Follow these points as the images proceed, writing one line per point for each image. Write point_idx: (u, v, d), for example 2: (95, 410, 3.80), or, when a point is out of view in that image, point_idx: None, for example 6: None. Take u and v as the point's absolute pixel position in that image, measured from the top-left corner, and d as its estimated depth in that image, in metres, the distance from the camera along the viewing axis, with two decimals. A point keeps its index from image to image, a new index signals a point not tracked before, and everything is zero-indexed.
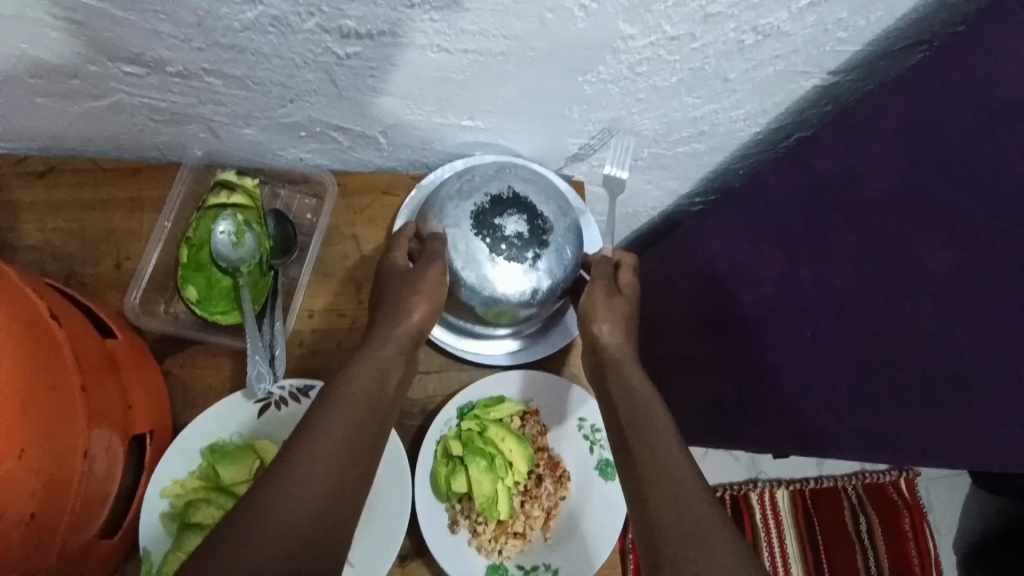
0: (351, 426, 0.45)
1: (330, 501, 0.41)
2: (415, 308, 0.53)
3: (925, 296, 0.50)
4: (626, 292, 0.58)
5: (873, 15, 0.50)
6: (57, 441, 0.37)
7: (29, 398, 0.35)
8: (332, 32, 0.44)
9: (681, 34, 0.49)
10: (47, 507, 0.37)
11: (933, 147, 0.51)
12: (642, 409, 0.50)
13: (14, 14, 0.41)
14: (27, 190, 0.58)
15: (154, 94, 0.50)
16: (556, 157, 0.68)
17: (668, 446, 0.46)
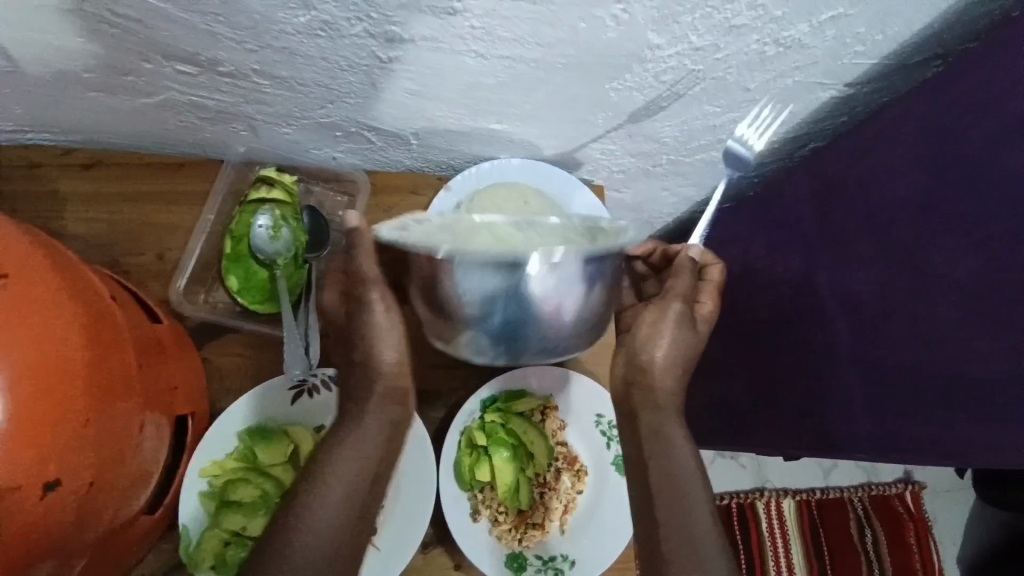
0: (362, 459, 0.49)
1: (348, 530, 0.47)
2: (385, 351, 0.52)
3: (950, 306, 0.58)
4: (699, 329, 0.56)
5: (890, 30, 0.52)
6: (113, 414, 0.39)
7: (95, 374, 0.37)
8: (378, 37, 0.46)
9: (706, 45, 0.51)
10: (102, 480, 0.39)
11: (943, 163, 0.59)
12: (659, 412, 0.53)
13: (77, 11, 0.43)
14: (77, 182, 0.60)
15: (203, 92, 0.53)
16: (576, 163, 0.71)
17: (678, 448, 0.51)
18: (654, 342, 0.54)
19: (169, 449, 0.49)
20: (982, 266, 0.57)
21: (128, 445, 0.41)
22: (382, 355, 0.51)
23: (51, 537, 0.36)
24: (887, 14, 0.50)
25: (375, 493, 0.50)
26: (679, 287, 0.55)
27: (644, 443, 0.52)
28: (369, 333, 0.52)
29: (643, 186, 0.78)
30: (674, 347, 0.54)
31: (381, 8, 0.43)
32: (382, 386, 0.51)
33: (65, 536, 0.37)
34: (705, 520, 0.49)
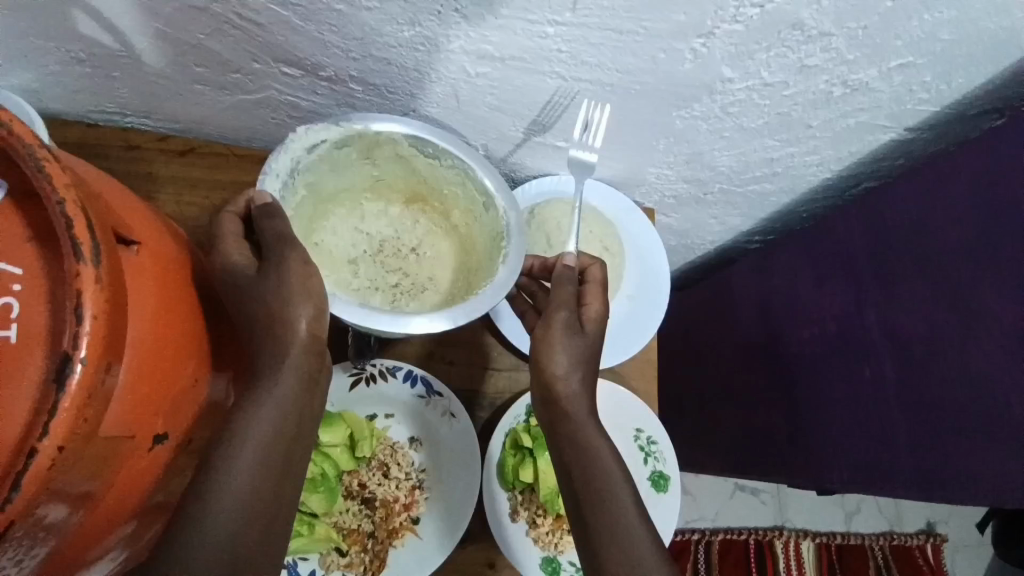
0: (271, 426, 0.41)
1: (268, 492, 0.42)
2: (300, 313, 0.42)
3: (991, 341, 0.58)
4: (589, 332, 0.51)
5: (955, 81, 0.54)
6: (191, 370, 0.37)
7: (194, 340, 0.38)
8: (471, 54, 0.50)
9: (776, 81, 0.54)
10: (173, 438, 0.36)
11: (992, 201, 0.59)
12: (565, 422, 0.50)
13: (208, 10, 0.47)
14: (170, 166, 0.65)
15: (300, 93, 0.57)
16: (631, 185, 0.74)
17: (600, 457, 0.49)
18: (545, 351, 0.50)
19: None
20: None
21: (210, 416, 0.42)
22: (294, 317, 0.42)
23: (132, 497, 0.35)
24: (956, 66, 0.52)
25: (294, 456, 0.44)
26: (559, 298, 0.51)
27: (566, 456, 0.49)
28: (281, 291, 0.42)
29: (692, 213, 0.81)
30: (565, 357, 0.50)
31: (481, 28, 0.47)
32: (299, 346, 0.42)
33: (147, 499, 0.37)
34: (644, 534, 0.46)
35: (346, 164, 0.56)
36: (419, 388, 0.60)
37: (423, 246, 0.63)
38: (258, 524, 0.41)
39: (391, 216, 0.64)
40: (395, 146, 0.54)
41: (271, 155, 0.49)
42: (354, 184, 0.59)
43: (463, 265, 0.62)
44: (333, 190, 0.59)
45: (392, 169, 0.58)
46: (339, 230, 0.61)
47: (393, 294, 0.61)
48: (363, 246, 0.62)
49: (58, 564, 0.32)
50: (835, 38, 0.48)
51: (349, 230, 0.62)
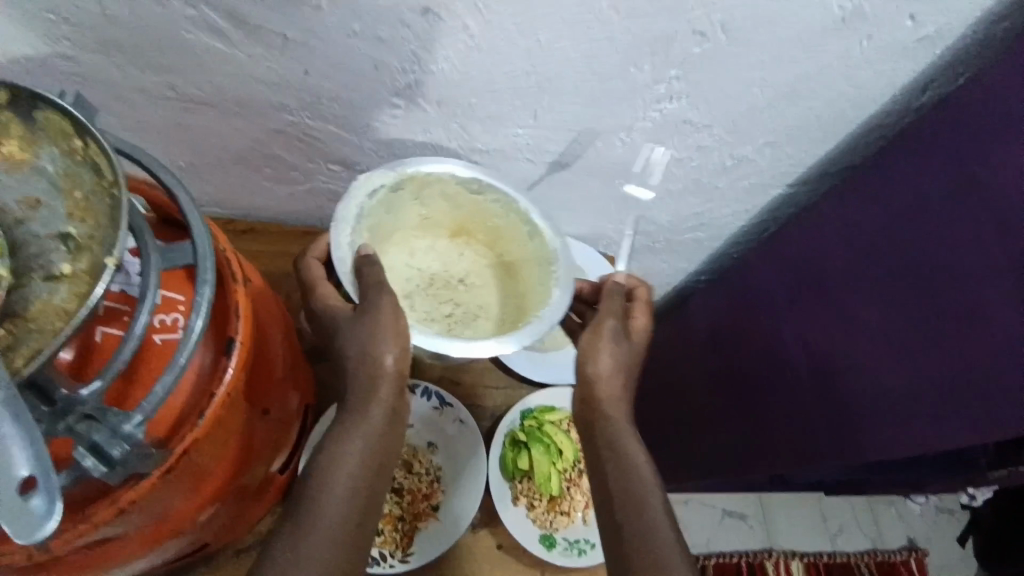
0: (361, 450, 0.55)
1: (360, 501, 0.55)
2: (384, 355, 0.56)
3: (874, 341, 0.68)
4: (632, 341, 0.67)
5: (811, 151, 0.76)
6: (274, 376, 0.54)
7: (279, 357, 0.55)
8: (465, 150, 0.71)
9: (684, 157, 0.75)
10: (260, 426, 0.53)
11: (896, 213, 0.68)
12: (610, 430, 0.63)
13: (281, 130, 0.69)
14: (235, 241, 0.85)
15: (340, 182, 0.78)
16: (594, 238, 0.94)
17: (635, 466, 0.61)
18: (594, 352, 0.65)
19: (296, 428, 0.65)
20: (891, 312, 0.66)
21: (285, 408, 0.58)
22: (379, 360, 0.56)
23: (234, 467, 0.51)
24: (806, 142, 0.74)
25: (380, 474, 0.57)
26: (610, 309, 0.68)
27: (606, 461, 0.62)
28: (372, 337, 0.56)
29: (647, 259, 1.01)
30: (611, 359, 0.65)
31: (472, 134, 0.69)
32: (382, 385, 0.57)
33: (240, 472, 0.52)
34: (665, 526, 0.57)
35: (403, 206, 0.70)
36: (434, 401, 0.75)
37: (468, 276, 0.78)
38: (353, 520, 0.54)
39: (436, 250, 0.78)
40: (442, 187, 0.69)
41: (342, 205, 0.62)
42: (408, 224, 0.73)
43: (506, 289, 0.76)
44: (391, 231, 0.72)
45: (439, 208, 0.73)
46: (397, 263, 0.74)
47: (449, 320, 0.74)
48: (415, 277, 0.75)
49: (186, 507, 0.48)
50: (715, 128, 0.70)
51: (404, 264, 0.75)
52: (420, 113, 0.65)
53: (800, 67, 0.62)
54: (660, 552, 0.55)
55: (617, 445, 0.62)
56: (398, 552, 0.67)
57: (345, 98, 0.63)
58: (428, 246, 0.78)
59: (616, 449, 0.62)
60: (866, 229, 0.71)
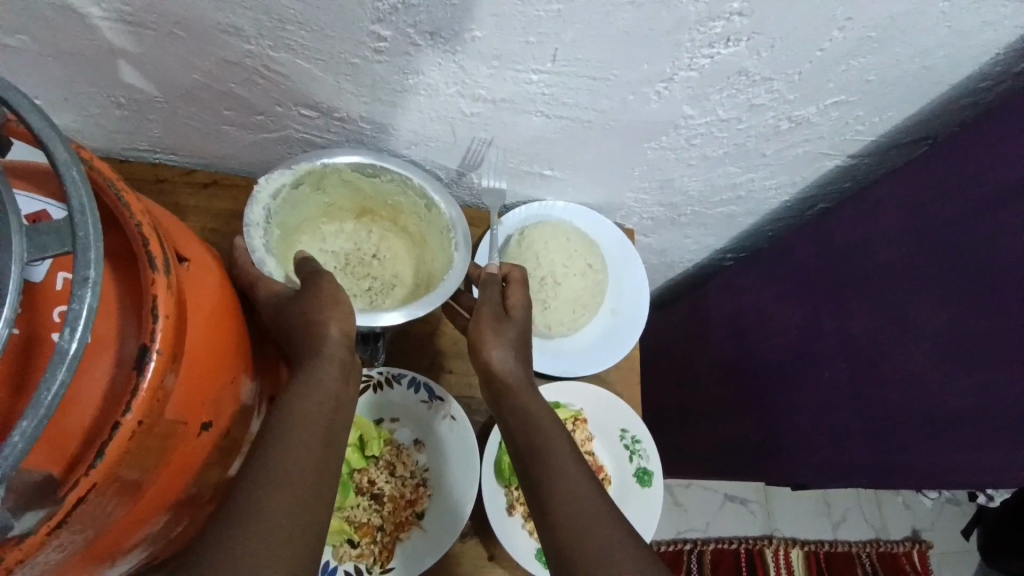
0: (316, 413, 0.46)
1: (321, 470, 0.44)
2: (330, 320, 0.51)
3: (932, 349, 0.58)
4: (513, 316, 0.60)
5: (885, 115, 0.63)
6: (224, 367, 0.43)
7: (228, 347, 0.44)
8: (466, 97, 0.58)
9: (731, 117, 0.62)
10: (211, 428, 0.42)
11: (938, 205, 0.60)
12: (528, 427, 0.54)
13: (237, 62, 0.55)
14: (193, 196, 0.73)
15: (315, 131, 0.65)
16: (612, 208, 0.82)
17: (560, 458, 0.52)
18: (487, 345, 0.57)
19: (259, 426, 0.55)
20: (948, 316, 0.57)
21: (241, 410, 0.48)
22: (327, 326, 0.50)
23: (174, 484, 0.41)
24: (881, 104, 0.61)
25: (337, 447, 0.48)
26: (487, 297, 0.61)
27: (529, 465, 0.53)
28: (312, 304, 0.51)
29: (669, 234, 0.89)
30: (506, 352, 0.57)
31: (475, 76, 0.55)
32: (334, 349, 0.50)
33: (184, 489, 0.42)
34: (611, 524, 0.47)
35: (299, 200, 0.62)
36: (422, 393, 0.65)
37: (381, 250, 0.70)
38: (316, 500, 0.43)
39: (347, 232, 0.69)
40: (342, 175, 0.62)
41: (247, 211, 0.56)
42: (308, 212, 0.65)
43: (421, 256, 0.68)
44: (294, 227, 0.64)
45: (340, 192, 0.64)
46: (309, 253, 0.66)
47: (369, 297, 0.67)
48: (332, 263, 0.67)
49: (111, 539, 0.38)
50: (775, 82, 0.57)
51: (316, 252, 0.67)
52: (411, 48, 0.52)
53: (900, 5, 0.48)
54: (609, 556, 0.44)
55: (544, 445, 0.53)
56: (376, 567, 0.59)
57: (316, 24, 0.50)
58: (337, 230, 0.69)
59: (540, 451, 0.52)
60: (926, 223, 0.61)
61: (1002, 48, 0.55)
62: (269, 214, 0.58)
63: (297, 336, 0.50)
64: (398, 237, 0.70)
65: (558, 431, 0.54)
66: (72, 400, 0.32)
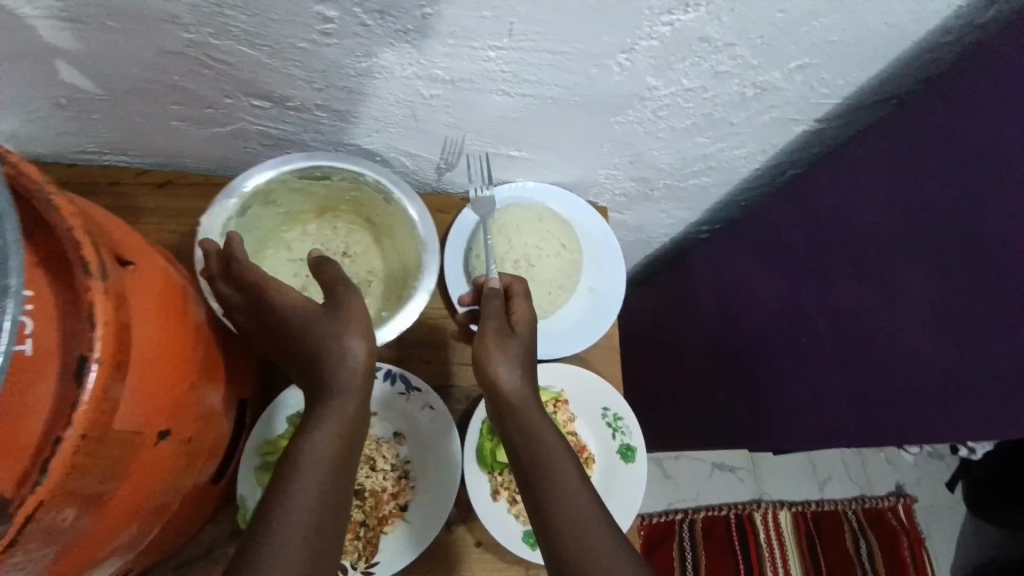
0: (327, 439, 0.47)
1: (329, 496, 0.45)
2: (351, 338, 0.49)
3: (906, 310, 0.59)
4: (519, 331, 0.58)
5: (849, 76, 0.62)
6: (181, 372, 0.41)
7: (185, 351, 0.42)
8: (423, 78, 0.56)
9: (696, 87, 0.61)
10: (172, 434, 0.41)
11: (901, 163, 0.60)
12: (534, 444, 0.54)
13: (178, 52, 0.52)
14: (148, 198, 0.70)
15: (269, 122, 0.63)
16: (583, 186, 0.81)
17: (567, 476, 0.52)
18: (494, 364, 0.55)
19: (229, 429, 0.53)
20: (918, 277, 0.57)
21: (207, 414, 0.46)
22: (346, 344, 0.49)
23: (139, 493, 0.39)
24: (845, 64, 0.60)
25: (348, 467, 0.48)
26: (490, 309, 0.59)
27: (533, 481, 0.53)
28: (328, 323, 0.49)
29: (643, 209, 0.88)
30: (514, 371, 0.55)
31: (430, 55, 0.53)
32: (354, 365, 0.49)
33: (150, 498, 0.41)
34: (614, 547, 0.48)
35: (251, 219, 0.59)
36: (399, 385, 0.65)
37: (351, 247, 0.67)
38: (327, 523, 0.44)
39: (311, 233, 0.66)
40: (288, 185, 0.59)
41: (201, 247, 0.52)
42: (266, 225, 0.62)
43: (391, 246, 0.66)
44: (254, 245, 0.61)
45: (294, 199, 0.62)
46: (278, 266, 0.63)
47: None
48: (303, 271, 0.64)
49: (75, 555, 0.37)
50: (738, 47, 0.55)
51: (285, 264, 0.64)
52: (360, 29, 0.49)
53: None
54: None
55: (554, 464, 0.52)
56: (361, 563, 0.59)
57: (256, 8, 0.47)
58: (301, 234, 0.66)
59: (547, 472, 0.52)
60: (892, 182, 0.61)
61: (963, 2, 0.54)
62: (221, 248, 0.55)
63: (315, 353, 0.49)
64: (365, 229, 0.67)
65: (565, 451, 0.53)
66: (16, 416, 0.31)
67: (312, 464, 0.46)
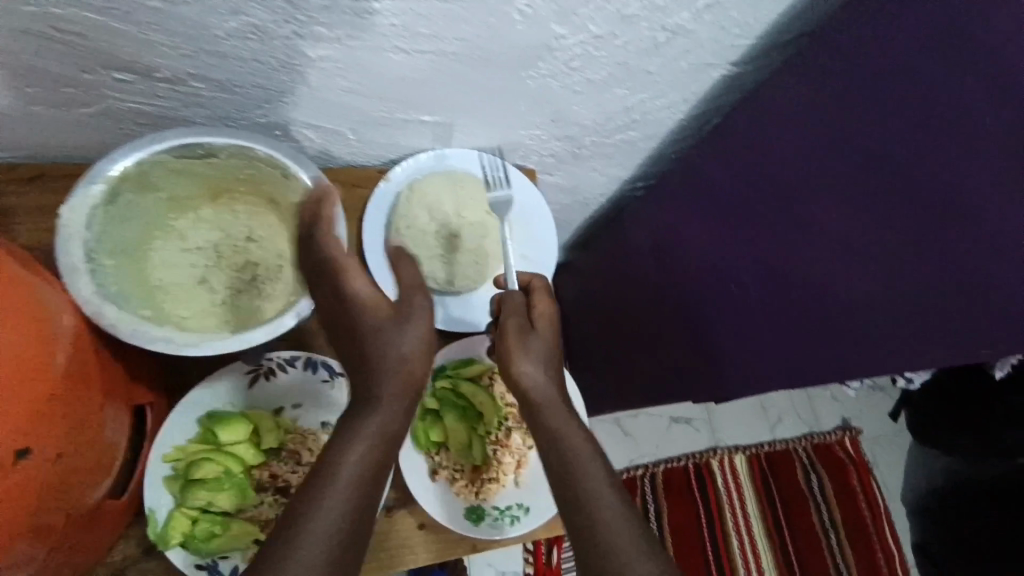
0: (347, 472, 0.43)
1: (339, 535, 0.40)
2: (399, 340, 0.47)
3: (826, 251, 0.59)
4: (540, 329, 0.59)
5: (759, 14, 0.60)
6: (26, 386, 0.36)
7: (31, 361, 0.37)
8: (305, 38, 0.50)
9: (604, 33, 0.57)
10: (25, 456, 0.36)
11: (813, 101, 0.59)
12: (563, 439, 0.51)
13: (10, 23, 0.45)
14: (19, 194, 0.62)
15: (142, 98, 0.56)
16: (508, 149, 0.77)
17: (591, 473, 0.48)
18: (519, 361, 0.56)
19: (113, 440, 0.49)
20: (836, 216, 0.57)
21: (74, 428, 0.41)
22: (400, 347, 0.47)
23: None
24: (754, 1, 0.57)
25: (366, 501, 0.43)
26: (511, 309, 0.60)
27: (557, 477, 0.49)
28: (376, 322, 0.48)
29: (574, 169, 0.86)
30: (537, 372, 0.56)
31: (306, 10, 0.47)
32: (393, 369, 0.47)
33: (8, 528, 0.36)
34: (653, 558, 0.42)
35: (127, 210, 0.53)
36: (322, 372, 0.61)
37: (254, 231, 0.61)
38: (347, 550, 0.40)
39: (207, 219, 0.60)
40: (165, 165, 0.53)
41: (59, 256, 0.47)
42: (148, 215, 0.55)
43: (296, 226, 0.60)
44: (137, 238, 0.55)
45: (177, 181, 0.55)
46: (171, 259, 0.57)
47: (257, 287, 0.60)
48: (202, 261, 0.59)
49: None
50: None
51: (179, 255, 0.58)
52: None
53: None
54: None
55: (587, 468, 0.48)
56: None
57: None
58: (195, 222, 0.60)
59: (578, 475, 0.48)
60: (808, 123, 0.60)
61: None
62: (89, 244, 0.49)
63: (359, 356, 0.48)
64: (267, 210, 0.61)
65: (596, 457, 0.49)
66: None
67: (322, 499, 0.41)
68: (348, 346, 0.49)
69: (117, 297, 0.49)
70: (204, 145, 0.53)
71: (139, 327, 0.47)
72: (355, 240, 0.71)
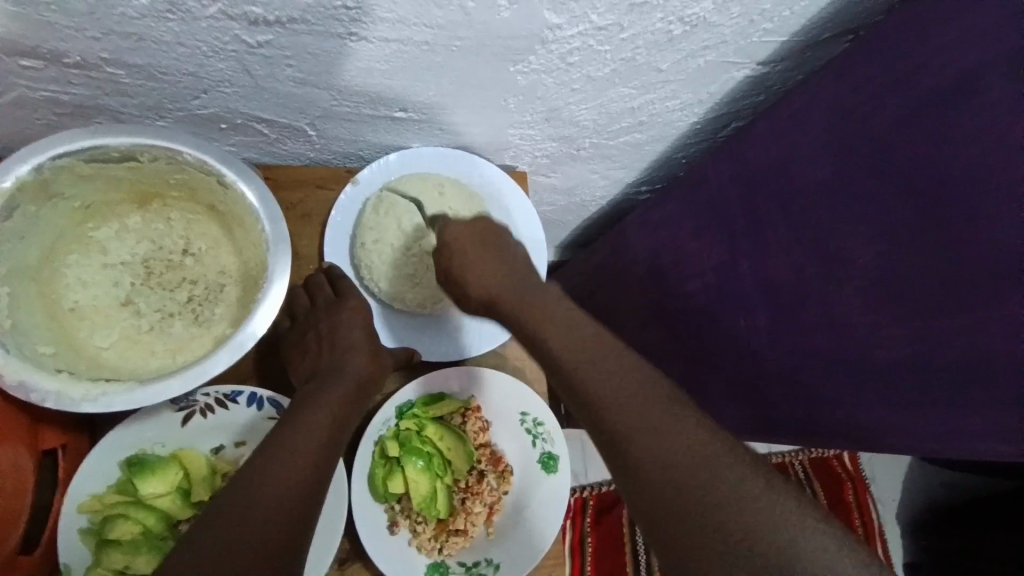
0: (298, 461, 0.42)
1: (285, 540, 0.37)
2: (359, 351, 0.53)
3: (855, 298, 0.50)
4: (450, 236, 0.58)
5: (798, 6, 0.50)
6: None
7: None
8: (238, 19, 0.41)
9: (609, 24, 0.48)
10: None
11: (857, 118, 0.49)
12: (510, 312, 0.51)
13: None
14: None
15: (54, 86, 0.46)
16: (496, 148, 0.67)
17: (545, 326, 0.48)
18: (472, 274, 0.54)
19: (16, 496, 0.41)
20: None
21: None
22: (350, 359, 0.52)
23: None
24: None
25: (314, 506, 0.41)
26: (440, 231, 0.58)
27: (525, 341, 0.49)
28: (338, 325, 0.54)
29: (571, 171, 0.76)
30: (492, 271, 0.54)
31: None
32: (351, 371, 0.51)
33: None
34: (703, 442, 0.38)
35: (26, 223, 0.44)
36: (267, 409, 0.52)
37: (191, 242, 0.53)
38: (294, 515, 0.39)
39: (134, 229, 0.52)
40: (72, 172, 0.44)
41: None
42: (58, 227, 0.47)
43: (239, 240, 0.52)
44: (44, 255, 0.47)
45: (90, 188, 0.47)
46: (89, 277, 0.50)
47: (193, 310, 0.52)
48: (127, 279, 0.52)
49: None
50: None
51: (99, 272, 0.51)
52: None
53: None
54: (685, 463, 0.37)
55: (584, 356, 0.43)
56: None
57: None
58: (121, 232, 0.52)
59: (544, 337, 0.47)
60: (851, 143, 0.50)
61: None
62: None
63: (324, 361, 0.52)
64: (207, 218, 0.52)
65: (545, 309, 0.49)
66: None
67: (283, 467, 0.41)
68: (312, 353, 0.53)
69: (11, 338, 0.41)
70: (121, 144, 0.44)
71: (32, 377, 0.39)
72: (317, 250, 0.63)
